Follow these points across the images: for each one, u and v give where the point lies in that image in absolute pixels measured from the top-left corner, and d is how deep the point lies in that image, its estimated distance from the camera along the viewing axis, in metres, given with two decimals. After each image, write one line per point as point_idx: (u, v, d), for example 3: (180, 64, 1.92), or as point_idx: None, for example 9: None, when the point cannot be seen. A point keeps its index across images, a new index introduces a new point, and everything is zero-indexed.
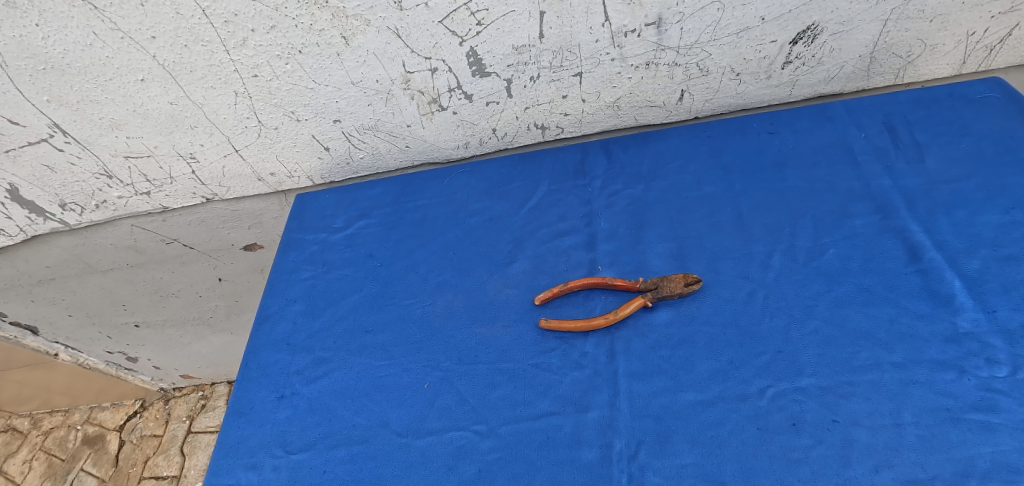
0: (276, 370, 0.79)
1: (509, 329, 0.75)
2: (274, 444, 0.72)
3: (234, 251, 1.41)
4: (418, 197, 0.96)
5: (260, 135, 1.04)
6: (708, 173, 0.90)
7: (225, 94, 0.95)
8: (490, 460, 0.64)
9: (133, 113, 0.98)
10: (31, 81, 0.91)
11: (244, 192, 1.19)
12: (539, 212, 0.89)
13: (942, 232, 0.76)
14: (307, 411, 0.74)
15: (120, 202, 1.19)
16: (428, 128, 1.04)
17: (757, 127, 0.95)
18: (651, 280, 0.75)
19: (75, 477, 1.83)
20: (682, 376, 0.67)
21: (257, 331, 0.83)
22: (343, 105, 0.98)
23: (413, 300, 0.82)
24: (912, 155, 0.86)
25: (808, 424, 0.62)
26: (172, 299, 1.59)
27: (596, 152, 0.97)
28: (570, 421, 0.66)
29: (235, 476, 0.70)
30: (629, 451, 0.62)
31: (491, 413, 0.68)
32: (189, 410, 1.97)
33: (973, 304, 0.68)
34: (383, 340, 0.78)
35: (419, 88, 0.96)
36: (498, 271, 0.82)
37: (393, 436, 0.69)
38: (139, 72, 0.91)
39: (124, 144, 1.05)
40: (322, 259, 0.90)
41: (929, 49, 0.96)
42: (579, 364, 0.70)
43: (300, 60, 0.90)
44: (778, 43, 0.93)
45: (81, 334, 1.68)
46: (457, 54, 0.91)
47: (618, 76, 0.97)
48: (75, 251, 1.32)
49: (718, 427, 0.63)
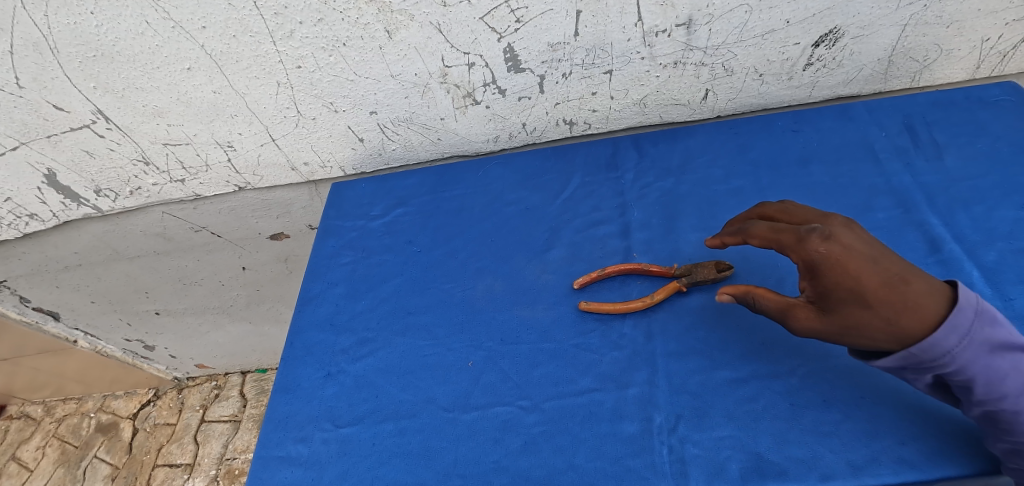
0: (321, 349, 0.82)
1: (549, 311, 0.78)
2: (322, 418, 0.75)
3: (260, 240, 1.44)
4: (454, 187, 1.00)
5: (297, 126, 1.07)
6: (736, 168, 0.93)
7: (268, 84, 0.99)
8: (534, 433, 0.68)
9: (176, 101, 1.02)
10: (81, 68, 0.95)
11: (276, 181, 1.22)
12: (573, 203, 0.92)
13: (960, 226, 0.79)
14: (353, 387, 0.77)
15: (155, 189, 1.22)
16: (460, 122, 1.08)
17: (781, 125, 0.99)
18: (681, 267, 0.78)
19: (89, 463, 1.86)
20: (717, 356, 0.70)
21: (300, 312, 0.87)
22: (381, 97, 1.02)
23: (452, 283, 0.85)
24: (931, 154, 0.90)
25: (837, 401, 0.65)
26: (195, 287, 1.63)
27: (626, 147, 1.01)
28: (611, 397, 0.69)
29: (285, 448, 0.74)
30: (668, 424, 0.66)
31: (534, 389, 0.71)
32: (202, 399, 1.99)
33: (989, 292, 0.72)
34: (426, 321, 0.81)
35: (455, 82, 1.00)
36: (536, 258, 0.86)
37: (439, 410, 0.72)
38: (185, 61, 0.94)
39: (164, 132, 1.08)
40: (362, 244, 0.94)
41: (945, 53, 1.00)
42: (618, 344, 0.73)
43: (343, 53, 0.94)
44: (801, 46, 0.97)
45: (101, 321, 1.72)
46: (494, 50, 0.94)
47: (646, 75, 1.01)
48: (104, 237, 1.36)
49: (752, 403, 0.66)
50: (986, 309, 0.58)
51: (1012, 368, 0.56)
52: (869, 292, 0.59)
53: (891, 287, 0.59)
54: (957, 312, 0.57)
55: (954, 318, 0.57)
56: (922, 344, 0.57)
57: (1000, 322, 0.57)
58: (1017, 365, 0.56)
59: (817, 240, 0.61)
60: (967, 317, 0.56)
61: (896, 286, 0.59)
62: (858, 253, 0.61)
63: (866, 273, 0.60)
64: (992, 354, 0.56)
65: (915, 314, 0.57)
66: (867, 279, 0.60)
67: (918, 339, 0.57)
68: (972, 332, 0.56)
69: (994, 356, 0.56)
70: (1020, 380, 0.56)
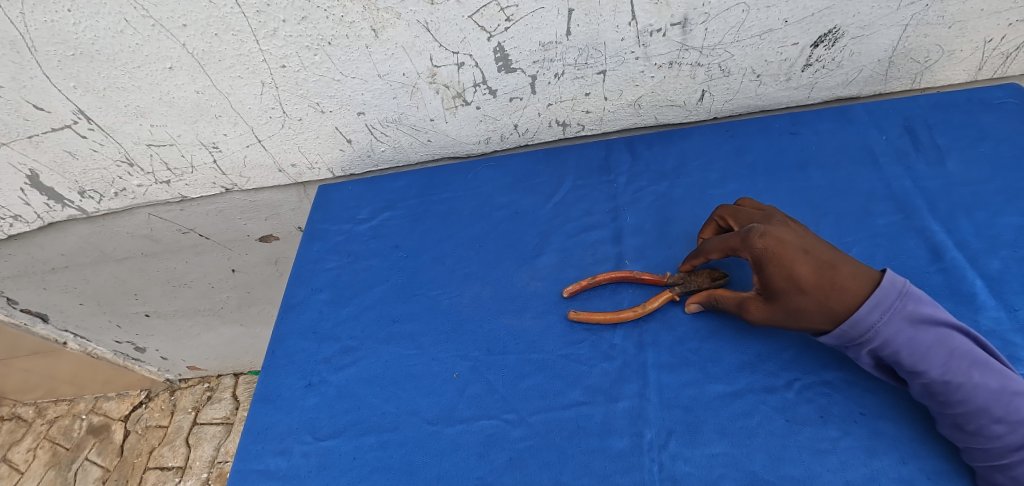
0: (303, 358, 0.79)
1: (538, 319, 0.76)
2: (303, 430, 0.73)
3: (249, 242, 1.41)
4: (443, 190, 0.97)
5: (283, 126, 1.05)
6: (732, 172, 0.91)
7: (252, 84, 0.96)
8: (521, 448, 0.65)
9: (159, 101, 0.99)
10: (60, 67, 0.92)
11: (264, 183, 1.19)
12: (564, 207, 0.90)
13: (962, 233, 0.77)
14: (335, 398, 0.74)
15: (140, 190, 1.20)
16: (450, 123, 1.05)
17: (779, 128, 0.97)
18: (676, 275, 0.76)
19: (79, 466, 1.83)
20: (710, 368, 0.68)
21: (283, 319, 0.84)
22: (368, 98, 0.99)
23: (439, 290, 0.82)
24: (932, 158, 0.87)
25: (834, 416, 0.63)
26: (185, 289, 1.60)
27: (620, 150, 0.98)
28: (600, 411, 0.67)
29: (264, 461, 0.71)
30: (659, 440, 0.63)
31: (521, 401, 0.69)
32: (195, 401, 1.97)
33: (993, 302, 0.70)
34: (411, 329, 0.79)
35: (445, 82, 0.97)
36: (525, 264, 0.83)
37: (423, 423, 0.69)
38: (166, 60, 0.92)
39: (148, 132, 1.05)
40: (347, 249, 0.91)
41: (946, 55, 0.98)
42: (608, 355, 0.71)
43: (329, 52, 0.91)
44: (799, 46, 0.94)
45: (91, 323, 1.69)
46: (484, 49, 0.92)
47: (641, 75, 0.98)
48: (90, 239, 1.33)
49: (746, 418, 0.64)
50: (931, 310, 0.60)
51: (968, 366, 0.58)
52: (802, 278, 0.63)
53: (821, 273, 0.63)
54: (895, 308, 0.60)
55: (893, 317, 0.60)
56: (849, 320, 0.61)
57: (947, 322, 0.60)
58: (953, 349, 0.58)
59: (754, 236, 0.65)
60: (905, 318, 0.60)
61: (825, 273, 0.63)
62: (794, 251, 0.64)
63: (798, 264, 0.63)
64: (941, 350, 0.58)
65: (846, 301, 0.61)
66: (799, 266, 0.63)
67: (851, 330, 0.61)
68: (913, 332, 0.59)
69: (945, 354, 0.58)
70: (958, 363, 0.58)
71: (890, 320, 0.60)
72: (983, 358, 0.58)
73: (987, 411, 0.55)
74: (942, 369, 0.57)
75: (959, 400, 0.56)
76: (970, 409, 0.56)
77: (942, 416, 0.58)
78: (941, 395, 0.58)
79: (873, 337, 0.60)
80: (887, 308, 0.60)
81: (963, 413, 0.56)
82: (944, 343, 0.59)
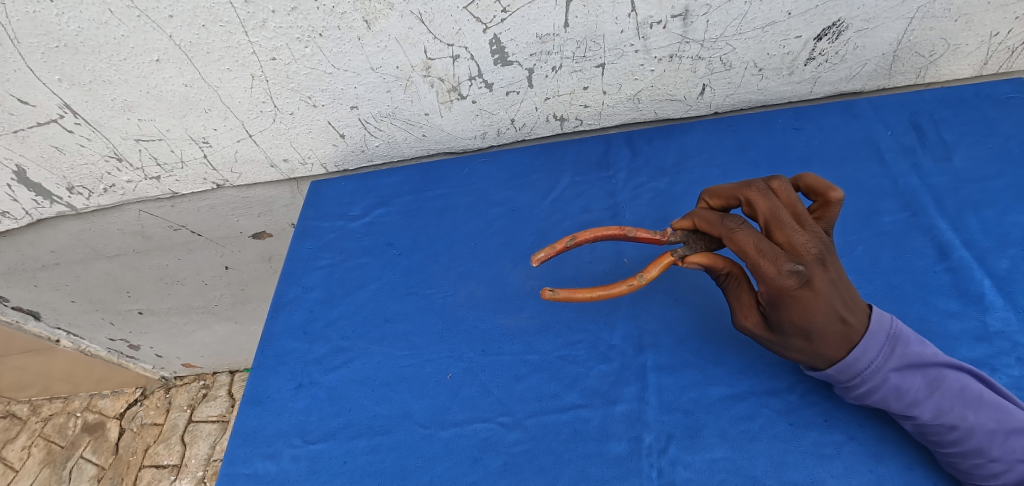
0: (293, 358, 0.77)
1: (533, 320, 0.74)
2: (292, 433, 0.71)
3: (242, 239, 1.39)
4: (437, 186, 0.95)
5: (274, 121, 1.02)
6: (733, 168, 0.89)
7: (242, 77, 0.94)
8: (516, 453, 0.63)
9: (147, 95, 0.96)
10: (44, 60, 0.89)
11: (256, 178, 1.16)
12: (561, 203, 0.88)
13: (970, 231, 0.76)
14: (326, 400, 0.72)
15: (129, 186, 1.17)
16: (445, 117, 1.03)
17: (782, 123, 0.94)
18: (677, 235, 0.67)
19: (74, 464, 1.81)
20: (711, 370, 0.66)
21: (273, 318, 0.82)
22: (361, 91, 0.96)
23: (433, 289, 0.80)
24: (939, 154, 0.85)
25: (840, 421, 0.61)
26: (178, 286, 1.58)
27: (619, 145, 0.96)
28: (598, 414, 0.65)
29: (252, 465, 0.69)
30: (658, 445, 0.61)
31: (516, 404, 0.67)
32: (190, 399, 1.95)
33: (1002, 303, 0.69)
34: (403, 329, 0.77)
35: (440, 75, 0.95)
36: (521, 262, 0.81)
37: (415, 427, 0.68)
38: (153, 52, 0.89)
39: (136, 127, 1.03)
40: (339, 246, 0.89)
41: (952, 49, 0.95)
42: (606, 356, 0.69)
43: (320, 44, 0.89)
44: (803, 39, 0.92)
45: (84, 320, 1.67)
46: (480, 41, 0.89)
47: (640, 69, 0.96)
48: (80, 236, 1.30)
49: (748, 422, 0.62)
50: (916, 350, 0.57)
51: (958, 406, 0.55)
52: (812, 328, 0.57)
53: (833, 325, 0.57)
54: (880, 355, 0.57)
55: (878, 364, 0.57)
56: (838, 367, 0.57)
57: (933, 360, 0.57)
58: (940, 389, 0.56)
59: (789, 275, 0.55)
60: (890, 363, 0.57)
61: (837, 325, 0.57)
62: (816, 298, 0.56)
63: (817, 315, 0.56)
64: (930, 393, 0.56)
65: (842, 350, 0.57)
66: (815, 317, 0.56)
67: (839, 374, 0.58)
68: (899, 377, 0.56)
69: (935, 397, 0.55)
70: (946, 404, 0.55)
71: (876, 368, 0.56)
72: (974, 394, 0.55)
73: (982, 452, 0.53)
74: (933, 413, 0.55)
75: (951, 442, 0.54)
76: (964, 450, 0.54)
77: (938, 455, 0.56)
78: (934, 435, 0.56)
79: (858, 386, 0.58)
80: (874, 356, 0.57)
81: (957, 454, 0.54)
82: (932, 384, 0.56)
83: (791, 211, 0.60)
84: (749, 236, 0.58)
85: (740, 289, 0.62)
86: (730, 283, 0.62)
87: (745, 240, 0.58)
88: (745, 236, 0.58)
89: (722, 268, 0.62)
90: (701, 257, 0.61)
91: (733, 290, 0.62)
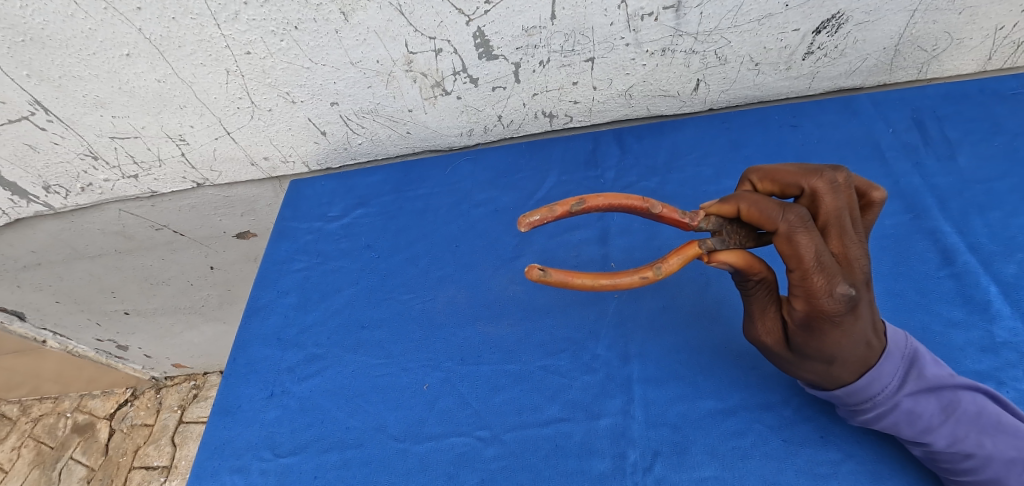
0: (266, 367, 0.74)
1: (515, 327, 0.71)
2: (262, 446, 0.67)
3: (226, 239, 1.35)
4: (420, 186, 0.91)
5: (252, 118, 0.98)
6: (728, 167, 0.85)
7: (217, 72, 0.90)
8: (494, 469, 0.61)
9: (119, 91, 0.93)
10: (10, 54, 0.85)
11: (236, 177, 1.13)
12: (548, 205, 0.84)
13: (975, 235, 0.72)
14: (298, 411, 0.69)
15: (107, 185, 1.13)
16: (430, 114, 0.99)
17: (778, 120, 0.91)
18: (711, 222, 0.55)
19: (64, 466, 1.77)
20: (701, 382, 0.63)
21: (247, 324, 0.79)
22: (341, 87, 0.93)
23: (412, 294, 0.77)
24: (943, 153, 0.82)
25: (835, 437, 0.58)
26: (163, 287, 1.55)
27: (609, 143, 0.93)
28: (581, 428, 0.62)
29: (220, 480, 0.66)
30: (643, 462, 0.59)
31: (496, 418, 0.64)
32: (180, 399, 1.91)
33: (1009, 311, 0.65)
34: (381, 337, 0.73)
35: (422, 70, 0.91)
36: (504, 266, 0.78)
37: (390, 440, 0.65)
38: (123, 46, 0.85)
39: (110, 124, 0.99)
40: (317, 249, 0.86)
41: (955, 43, 0.92)
42: (590, 367, 0.66)
43: (296, 37, 0.85)
44: (800, 33, 0.88)
45: (69, 321, 1.63)
46: (463, 34, 0.86)
47: (631, 63, 0.92)
48: (60, 236, 1.26)
49: (739, 438, 0.59)
50: (929, 372, 0.54)
51: (976, 432, 0.51)
52: (838, 352, 0.52)
53: (860, 350, 0.53)
54: (892, 378, 0.53)
55: (890, 388, 0.53)
56: (849, 391, 0.54)
57: (948, 383, 0.53)
58: (957, 414, 0.52)
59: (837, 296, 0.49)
60: (903, 386, 0.53)
61: (862, 351, 0.53)
62: (852, 323, 0.51)
63: (846, 341, 0.52)
64: (944, 418, 0.52)
65: (859, 373, 0.54)
66: (843, 342, 0.52)
67: (848, 396, 0.55)
68: (912, 400, 0.53)
69: (950, 423, 0.52)
70: (963, 430, 0.51)
71: (888, 392, 0.53)
72: (993, 420, 0.52)
73: (999, 482, 0.50)
74: (948, 440, 0.51)
75: (965, 470, 0.51)
76: (979, 479, 0.50)
77: (951, 485, 0.53)
78: (946, 462, 0.52)
79: (867, 410, 0.54)
80: (886, 379, 0.53)
81: (970, 482, 0.51)
82: (947, 409, 0.53)
83: (850, 219, 0.53)
84: (816, 245, 0.49)
85: (761, 296, 0.55)
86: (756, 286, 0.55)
87: (810, 247, 0.49)
88: (811, 243, 0.49)
89: (756, 272, 0.53)
90: (738, 256, 0.52)
91: (754, 292, 0.55)
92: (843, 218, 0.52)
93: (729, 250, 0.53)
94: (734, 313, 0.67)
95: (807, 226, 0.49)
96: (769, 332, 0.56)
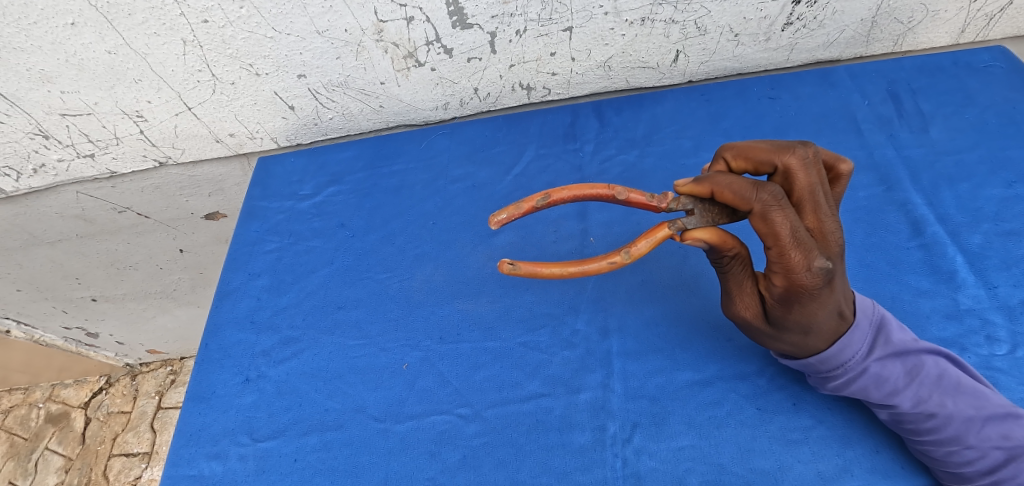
0: (239, 351, 0.72)
1: (495, 305, 0.70)
2: (238, 431, 0.66)
3: (195, 220, 1.30)
4: (394, 162, 0.88)
5: (215, 92, 0.94)
6: (706, 139, 0.84)
7: (173, 43, 0.85)
8: (475, 446, 0.60)
9: (66, 64, 0.87)
10: None
11: (201, 154, 1.07)
12: (525, 180, 0.83)
13: (944, 205, 0.73)
14: (274, 395, 0.68)
15: (61, 166, 1.07)
16: (403, 87, 0.95)
17: (757, 91, 0.90)
18: (682, 203, 0.54)
19: (40, 456, 1.72)
20: (678, 355, 0.63)
21: (218, 308, 0.76)
22: (308, 58, 0.89)
23: (389, 274, 0.75)
24: (915, 125, 0.82)
25: (808, 404, 0.59)
26: (131, 271, 1.49)
27: (587, 115, 0.91)
28: (561, 403, 0.62)
29: (197, 466, 0.64)
30: (622, 434, 0.59)
31: (476, 395, 0.63)
32: (158, 385, 1.85)
33: (973, 280, 0.67)
34: (357, 317, 0.72)
35: (393, 39, 0.87)
36: (482, 243, 0.76)
37: (370, 421, 0.63)
38: (66, 14, 0.79)
39: (59, 100, 0.93)
40: (288, 229, 0.83)
41: (930, 15, 0.91)
42: (570, 342, 0.66)
43: (257, 5, 0.80)
44: (780, 2, 0.86)
45: (33, 309, 1.56)
46: (435, 2, 0.82)
47: (610, 33, 0.90)
48: (16, 221, 1.20)
49: (715, 408, 0.60)
50: (895, 338, 0.55)
51: (938, 394, 0.52)
52: (814, 324, 0.53)
53: (835, 321, 0.53)
54: (860, 345, 0.54)
55: (858, 354, 0.54)
56: (825, 363, 0.55)
57: (912, 348, 0.54)
58: (922, 377, 0.53)
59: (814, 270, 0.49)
60: (873, 352, 0.54)
61: (835, 322, 0.53)
62: (828, 294, 0.51)
63: (821, 313, 0.52)
64: (909, 381, 0.53)
65: (833, 343, 0.54)
66: (818, 314, 0.52)
67: (822, 366, 0.55)
68: (879, 365, 0.54)
69: (913, 385, 0.53)
70: (926, 391, 0.52)
71: (858, 358, 0.54)
72: (955, 382, 0.53)
73: (957, 439, 0.50)
74: (911, 401, 0.52)
75: (927, 430, 0.52)
76: (940, 438, 0.51)
77: (914, 445, 0.54)
78: (910, 424, 0.53)
79: (837, 378, 0.55)
80: (855, 346, 0.54)
81: (932, 441, 0.52)
82: (911, 373, 0.53)
83: (823, 192, 0.53)
84: (790, 221, 0.48)
85: (738, 271, 0.55)
86: (734, 264, 0.54)
87: (785, 224, 0.48)
88: (786, 220, 0.48)
89: (730, 247, 0.53)
90: (711, 233, 0.51)
91: (730, 269, 0.55)
92: (816, 193, 0.52)
93: (703, 228, 0.53)
94: (711, 287, 0.67)
95: (781, 203, 0.48)
96: (747, 307, 0.56)
